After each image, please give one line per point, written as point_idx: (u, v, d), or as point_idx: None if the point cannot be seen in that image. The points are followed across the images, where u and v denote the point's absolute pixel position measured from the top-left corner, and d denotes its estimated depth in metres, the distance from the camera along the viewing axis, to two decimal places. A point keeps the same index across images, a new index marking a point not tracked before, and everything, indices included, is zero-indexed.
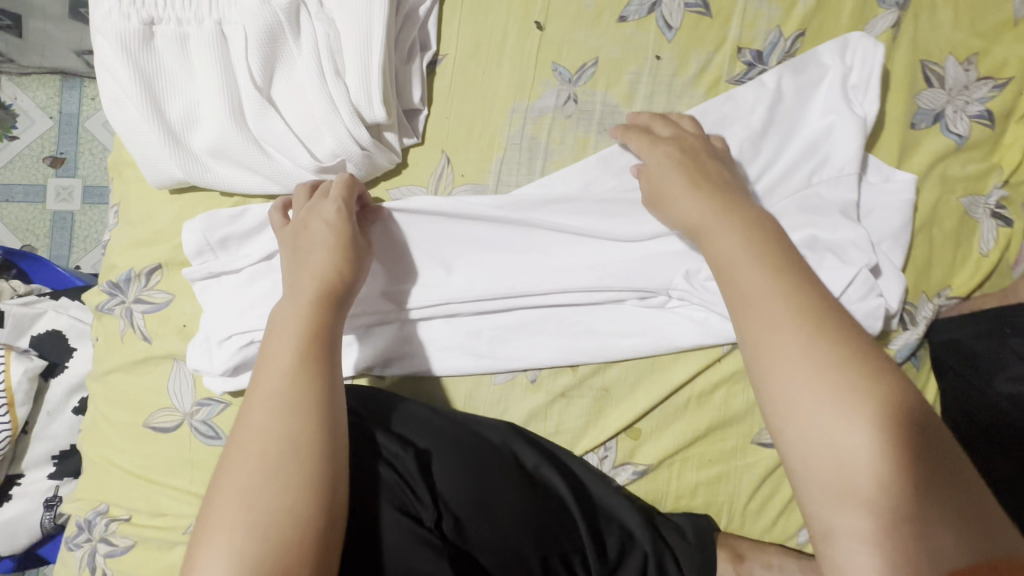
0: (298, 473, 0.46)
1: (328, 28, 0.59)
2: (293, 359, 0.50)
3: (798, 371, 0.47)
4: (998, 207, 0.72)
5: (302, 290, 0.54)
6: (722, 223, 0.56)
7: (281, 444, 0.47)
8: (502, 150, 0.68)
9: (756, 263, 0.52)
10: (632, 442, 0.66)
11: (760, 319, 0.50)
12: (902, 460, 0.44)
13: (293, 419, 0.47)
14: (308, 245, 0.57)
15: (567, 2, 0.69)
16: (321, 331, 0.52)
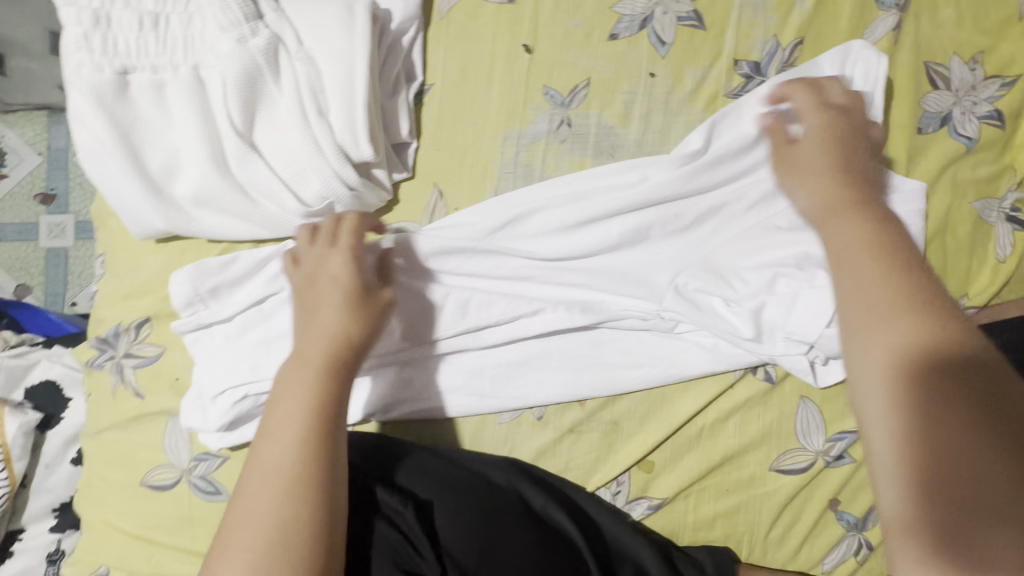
0: (297, 554, 0.46)
1: (308, 66, 0.57)
2: (298, 432, 0.50)
3: (873, 367, 0.46)
4: (1012, 211, 0.69)
5: (320, 351, 0.53)
6: (838, 220, 0.54)
7: (279, 522, 0.46)
8: (495, 180, 0.65)
9: (874, 257, 0.50)
10: (645, 475, 0.64)
11: (862, 316, 0.49)
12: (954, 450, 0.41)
13: (300, 498, 0.47)
14: (318, 302, 0.55)
15: (555, 23, 0.67)
16: (327, 404, 0.51)
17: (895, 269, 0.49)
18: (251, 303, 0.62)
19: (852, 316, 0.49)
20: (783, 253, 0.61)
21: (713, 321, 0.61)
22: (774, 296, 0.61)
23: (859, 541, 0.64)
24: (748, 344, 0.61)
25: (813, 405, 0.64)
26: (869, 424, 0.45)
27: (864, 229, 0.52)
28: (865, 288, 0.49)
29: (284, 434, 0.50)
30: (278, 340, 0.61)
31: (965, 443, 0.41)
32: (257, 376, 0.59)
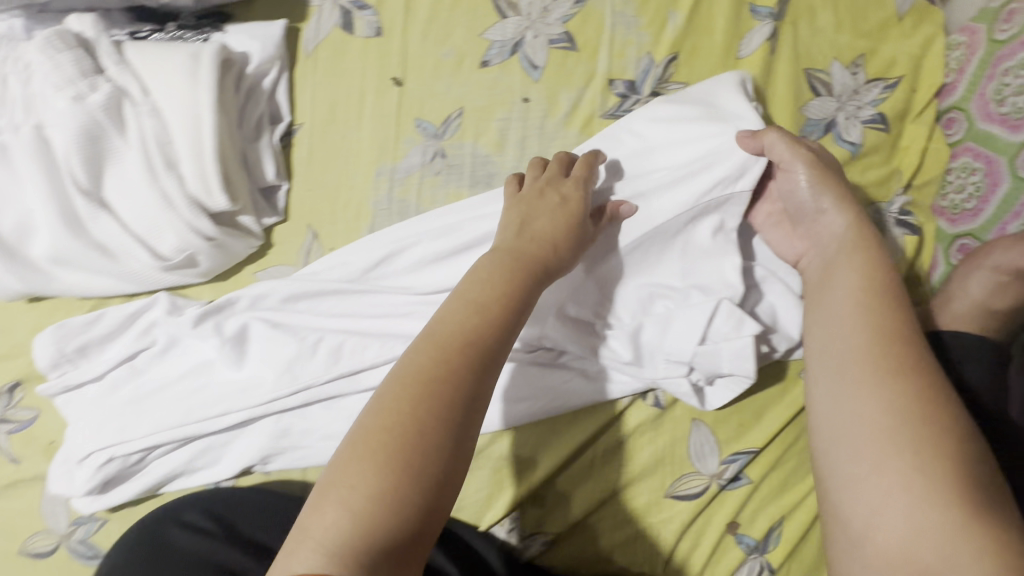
0: (428, 439, 0.40)
1: (154, 119, 0.56)
2: (469, 316, 0.46)
3: (865, 423, 0.45)
4: (902, 214, 0.67)
5: (517, 254, 0.51)
6: (840, 266, 0.54)
7: (413, 401, 0.41)
8: (370, 218, 0.64)
9: (855, 306, 0.51)
10: (539, 510, 0.63)
11: (850, 376, 0.48)
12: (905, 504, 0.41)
13: (455, 379, 0.42)
14: (536, 209, 0.55)
15: (424, 53, 0.66)
16: (510, 290, 0.48)
17: (872, 317, 0.49)
18: (122, 360, 0.61)
19: (845, 369, 0.48)
20: (663, 273, 0.60)
21: (593, 348, 0.61)
22: (651, 318, 0.60)
23: (761, 565, 0.62)
24: (629, 368, 0.60)
25: (705, 428, 0.63)
26: (844, 487, 0.45)
27: (858, 272, 0.52)
28: (881, 331, 0.48)
29: (477, 314, 0.46)
30: (147, 397, 0.60)
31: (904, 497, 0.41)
32: (120, 439, 0.57)
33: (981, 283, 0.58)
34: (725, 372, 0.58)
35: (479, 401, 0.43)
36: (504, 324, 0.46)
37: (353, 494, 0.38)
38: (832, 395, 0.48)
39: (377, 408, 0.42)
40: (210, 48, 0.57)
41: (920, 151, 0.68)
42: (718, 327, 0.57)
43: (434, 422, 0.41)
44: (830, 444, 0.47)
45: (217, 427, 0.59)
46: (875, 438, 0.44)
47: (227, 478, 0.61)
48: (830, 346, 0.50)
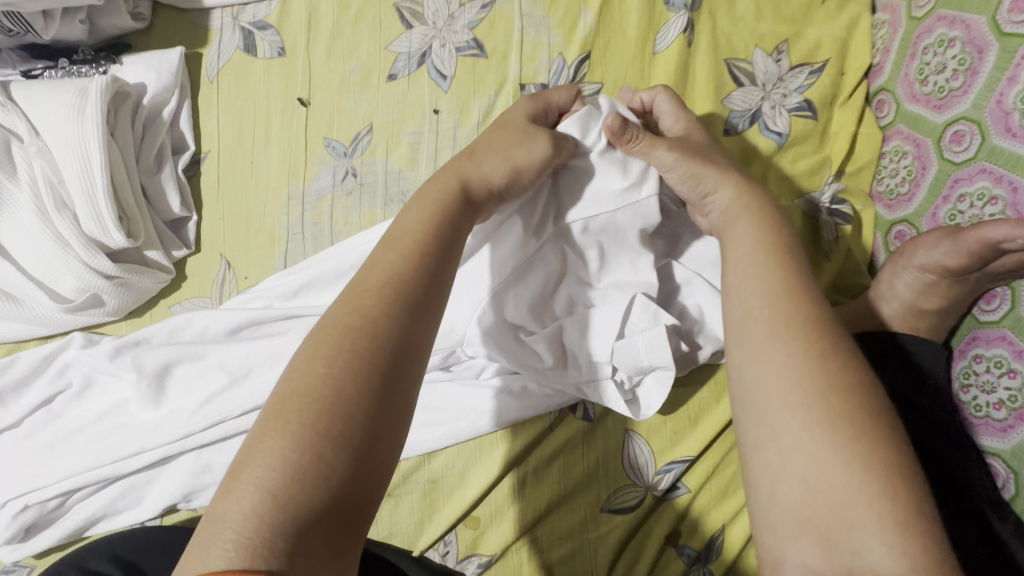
0: (347, 402, 0.38)
1: (43, 159, 0.55)
2: (390, 260, 0.45)
3: (782, 380, 0.40)
4: (834, 203, 0.65)
5: (446, 191, 0.49)
6: (738, 223, 0.51)
7: (331, 362, 0.40)
8: (284, 243, 0.63)
9: (768, 280, 0.45)
10: (472, 531, 0.61)
11: (772, 353, 0.42)
12: (826, 460, 0.37)
13: (375, 321, 0.42)
14: (496, 135, 0.53)
15: (329, 70, 0.64)
16: (433, 235, 0.47)
17: (779, 282, 0.45)
18: (39, 404, 0.60)
19: (766, 349, 0.42)
20: (581, 270, 0.58)
21: (517, 358, 0.57)
22: (571, 317, 0.59)
23: None
24: (550, 374, 0.57)
25: (639, 437, 0.61)
26: (760, 447, 0.40)
27: (755, 226, 0.50)
28: (799, 307, 0.43)
29: (401, 265, 0.45)
30: (62, 441, 0.58)
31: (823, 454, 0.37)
32: (37, 485, 0.57)
33: (907, 283, 0.54)
34: (646, 365, 0.55)
35: (404, 350, 0.42)
36: (431, 266, 0.46)
37: (276, 448, 0.37)
38: (752, 376, 0.42)
39: (299, 358, 0.41)
40: (97, 82, 0.56)
41: (850, 137, 0.65)
42: (635, 321, 0.56)
43: (345, 358, 0.40)
44: (754, 430, 0.40)
45: (134, 467, 0.57)
46: (788, 395, 0.40)
47: (150, 518, 0.59)
48: (744, 325, 0.44)
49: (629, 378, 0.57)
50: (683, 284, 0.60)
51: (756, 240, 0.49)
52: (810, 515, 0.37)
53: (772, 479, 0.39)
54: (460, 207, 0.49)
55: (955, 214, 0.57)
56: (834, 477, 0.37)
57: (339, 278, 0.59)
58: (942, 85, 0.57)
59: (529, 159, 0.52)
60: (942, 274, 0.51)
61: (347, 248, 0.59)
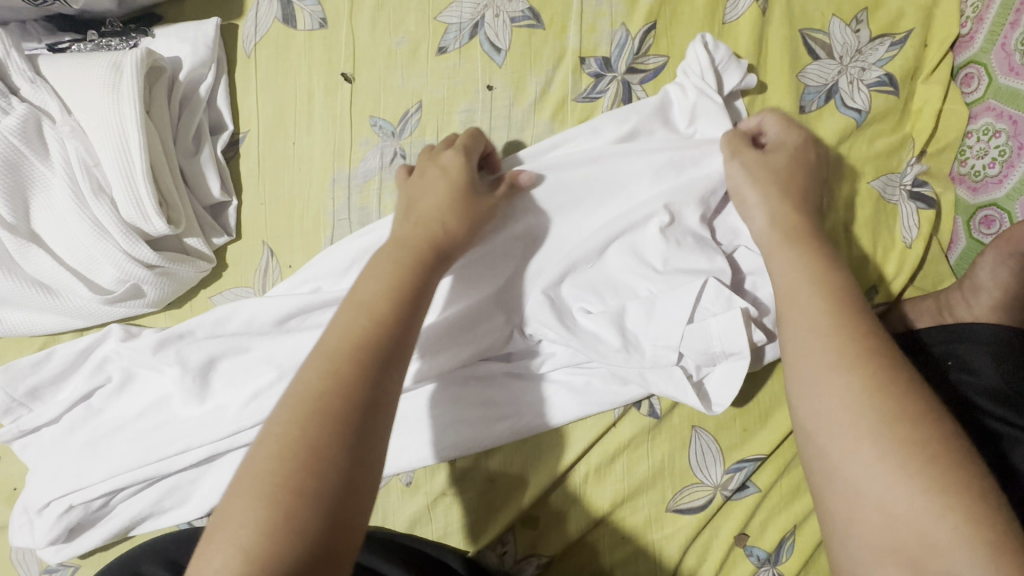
0: (322, 460, 0.35)
1: (77, 139, 0.51)
2: (360, 318, 0.42)
3: (846, 406, 0.38)
4: (916, 186, 0.61)
5: (412, 248, 0.47)
6: (780, 253, 0.48)
7: (299, 421, 0.37)
8: (328, 229, 0.59)
9: (822, 307, 0.43)
10: (531, 532, 0.58)
11: (835, 386, 0.39)
12: (911, 485, 0.34)
13: (354, 380, 0.38)
14: (423, 190, 0.51)
15: (374, 44, 0.60)
16: (405, 290, 0.44)
17: (825, 309, 0.42)
18: (78, 399, 0.57)
19: (830, 384, 0.39)
20: (647, 252, 0.54)
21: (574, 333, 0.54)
22: (635, 300, 0.54)
23: None
24: (616, 357, 0.53)
25: (707, 434, 0.57)
26: (829, 476, 0.38)
27: (794, 256, 0.47)
28: (858, 334, 0.41)
29: (354, 320, 0.42)
30: (105, 438, 0.56)
31: (897, 480, 0.35)
32: (79, 485, 0.54)
33: (1011, 271, 0.53)
34: (717, 350, 0.52)
35: (377, 403, 0.39)
36: (394, 315, 0.42)
37: (248, 511, 0.34)
38: (814, 413, 0.39)
39: (273, 416, 0.38)
40: (131, 55, 0.52)
41: (933, 114, 0.60)
42: (707, 304, 0.53)
43: (310, 414, 0.37)
44: (831, 468, 0.37)
45: (181, 465, 0.55)
46: (854, 421, 0.37)
47: (197, 518, 0.57)
48: (806, 353, 0.41)
49: (696, 367, 0.54)
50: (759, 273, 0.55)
51: (801, 270, 0.46)
52: (894, 545, 0.34)
53: (858, 518, 0.35)
54: (432, 258, 0.47)
55: None
56: (928, 511, 0.33)
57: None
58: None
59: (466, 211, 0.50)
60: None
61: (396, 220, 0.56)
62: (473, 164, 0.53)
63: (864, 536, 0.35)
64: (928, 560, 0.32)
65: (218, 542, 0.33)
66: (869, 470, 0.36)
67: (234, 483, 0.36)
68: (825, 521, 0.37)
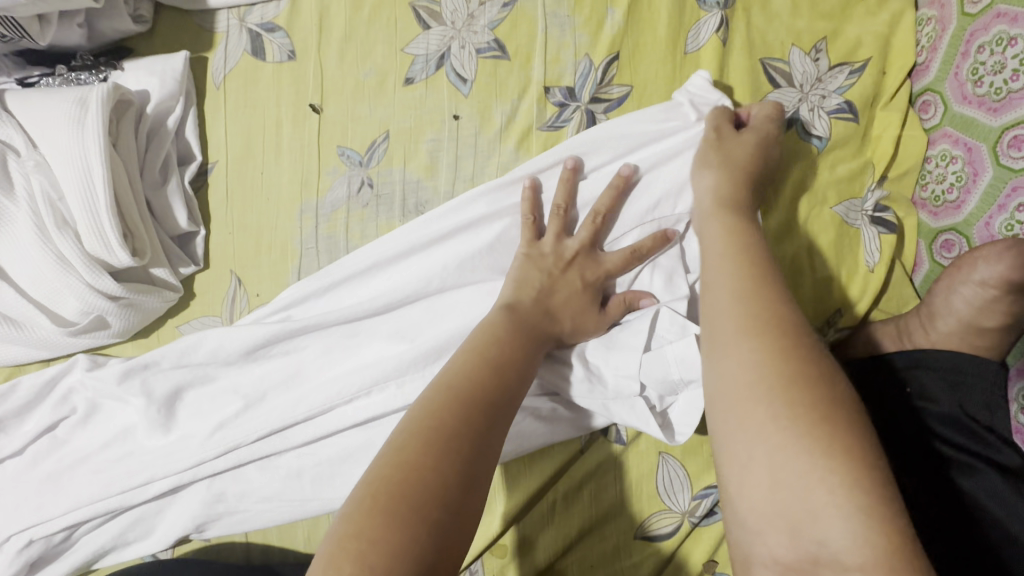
0: (440, 488, 0.37)
1: (41, 174, 0.51)
2: (483, 368, 0.45)
3: (744, 368, 0.40)
4: (877, 211, 0.61)
5: (529, 321, 0.51)
6: (719, 223, 0.51)
7: (421, 446, 0.39)
8: (296, 258, 0.59)
9: (736, 286, 0.45)
10: (499, 560, 0.58)
11: (738, 356, 0.40)
12: (795, 446, 0.35)
13: (473, 424, 0.41)
14: (555, 280, 0.54)
15: (342, 75, 0.61)
16: (521, 363, 0.48)
17: (744, 282, 0.45)
18: (42, 431, 0.57)
19: (736, 348, 0.41)
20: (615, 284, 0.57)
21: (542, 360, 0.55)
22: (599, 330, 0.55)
23: None
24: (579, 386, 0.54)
25: (674, 460, 0.57)
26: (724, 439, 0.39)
27: (727, 233, 0.50)
28: (766, 304, 0.43)
29: (483, 370, 0.45)
30: (68, 471, 0.55)
31: (781, 441, 0.36)
32: (39, 519, 0.54)
33: (965, 299, 0.52)
34: (676, 378, 0.51)
35: (493, 446, 0.41)
36: (517, 376, 0.47)
37: (369, 524, 0.35)
38: (721, 380, 0.41)
39: (394, 433, 0.41)
40: (97, 90, 0.52)
41: (893, 140, 0.61)
42: (663, 331, 0.53)
43: (438, 442, 0.39)
44: (728, 435, 0.39)
45: (144, 497, 0.54)
46: (752, 383, 0.39)
47: (161, 549, 0.57)
48: (721, 321, 0.44)
49: (659, 398, 0.53)
50: None
51: (727, 248, 0.49)
52: (776, 509, 0.35)
53: (747, 482, 0.37)
54: (541, 337, 0.51)
55: (1013, 224, 0.54)
56: (809, 475, 0.34)
57: (361, 281, 0.58)
58: (1000, 85, 0.54)
59: (586, 324, 0.54)
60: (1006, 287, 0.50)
61: (366, 252, 0.58)
62: (621, 262, 0.55)
63: (750, 499, 0.36)
64: (804, 523, 0.34)
65: (336, 546, 0.35)
66: (762, 437, 0.37)
67: (355, 492, 0.37)
68: (723, 489, 0.39)
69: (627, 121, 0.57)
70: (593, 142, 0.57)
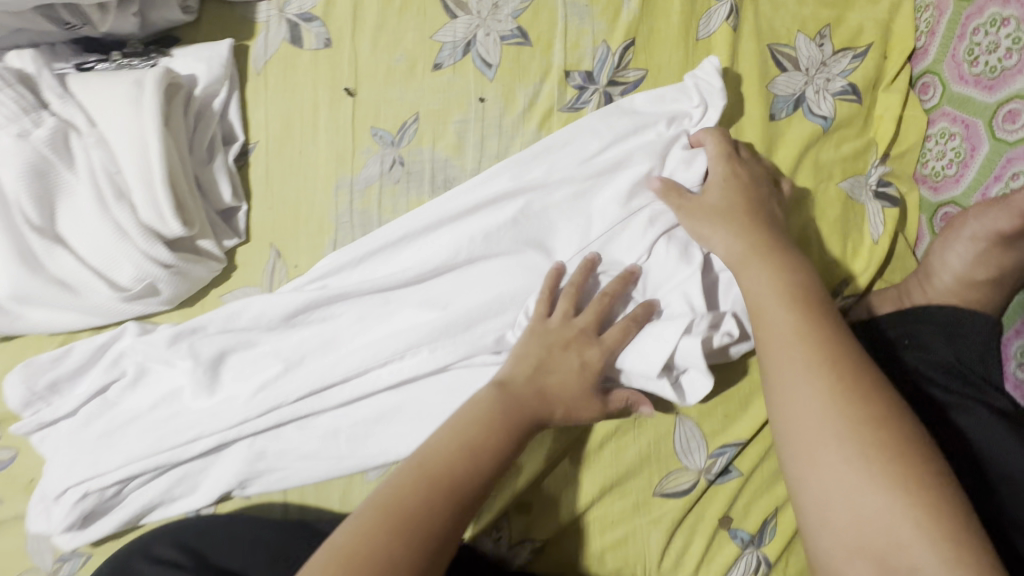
0: (395, 574, 0.41)
1: (101, 149, 0.55)
2: (458, 451, 0.49)
3: (813, 411, 0.45)
4: (881, 185, 0.65)
5: (518, 398, 0.53)
6: (755, 268, 0.54)
7: (377, 529, 0.43)
8: (332, 232, 0.63)
9: (793, 325, 0.49)
10: (525, 517, 0.61)
11: (805, 396, 0.46)
12: (872, 483, 0.41)
13: (434, 516, 0.45)
14: (556, 363, 0.55)
15: (375, 61, 0.65)
16: (500, 442, 0.51)
17: (797, 325, 0.49)
18: (94, 393, 0.60)
19: (801, 392, 0.46)
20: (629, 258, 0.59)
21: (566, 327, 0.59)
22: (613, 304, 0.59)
23: (758, 558, 0.60)
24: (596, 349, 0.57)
25: (690, 421, 0.60)
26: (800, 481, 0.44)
27: (770, 274, 0.53)
28: (823, 346, 0.48)
29: (458, 457, 0.49)
30: (119, 429, 0.59)
31: (858, 481, 0.41)
32: (94, 473, 0.57)
33: (959, 255, 0.57)
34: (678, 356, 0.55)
35: (450, 542, 0.45)
36: (490, 464, 0.50)
37: None
38: (791, 425, 0.46)
39: (361, 510, 0.45)
40: (153, 74, 0.57)
41: (894, 119, 0.65)
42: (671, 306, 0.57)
43: (394, 532, 0.43)
44: (804, 473, 0.44)
45: (192, 453, 0.58)
46: (823, 426, 0.44)
47: (205, 505, 0.60)
48: (783, 364, 0.48)
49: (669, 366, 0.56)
50: (735, 270, 0.59)
51: (774, 286, 0.52)
52: (860, 542, 0.40)
53: (828, 520, 0.42)
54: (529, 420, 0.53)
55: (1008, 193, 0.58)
56: (889, 511, 0.40)
57: (393, 253, 0.61)
58: (994, 64, 0.58)
59: (573, 407, 0.55)
60: (998, 239, 0.54)
61: (396, 224, 0.61)
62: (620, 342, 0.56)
63: (835, 532, 0.42)
64: (891, 553, 0.39)
65: None
66: (840, 476, 0.42)
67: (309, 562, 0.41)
68: (801, 520, 0.44)
69: (642, 101, 0.61)
70: (612, 120, 0.61)
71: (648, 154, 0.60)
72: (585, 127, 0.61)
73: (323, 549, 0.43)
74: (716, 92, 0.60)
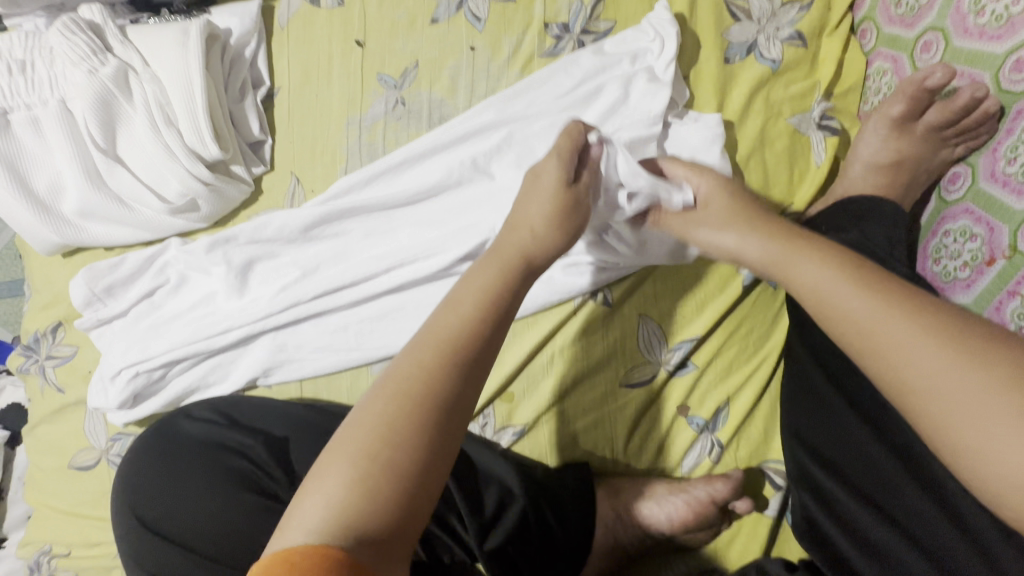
0: (403, 435, 0.42)
1: (154, 85, 0.67)
2: (453, 316, 0.48)
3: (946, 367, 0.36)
4: (824, 119, 0.73)
5: (511, 258, 0.53)
6: (792, 259, 0.50)
7: (391, 404, 0.43)
8: (344, 161, 0.73)
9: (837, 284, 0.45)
10: (508, 405, 0.71)
11: (927, 356, 0.37)
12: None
13: (446, 381, 0.45)
14: (533, 181, 0.58)
15: (381, 16, 0.75)
16: (497, 299, 0.50)
17: (872, 293, 0.43)
18: (141, 297, 0.71)
19: (922, 350, 0.38)
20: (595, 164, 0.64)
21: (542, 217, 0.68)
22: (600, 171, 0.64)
23: (711, 442, 0.68)
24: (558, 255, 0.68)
25: (652, 322, 0.69)
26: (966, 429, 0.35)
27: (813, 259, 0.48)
28: (912, 305, 0.40)
29: (459, 321, 0.48)
30: (164, 324, 0.70)
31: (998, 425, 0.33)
32: (143, 358, 0.68)
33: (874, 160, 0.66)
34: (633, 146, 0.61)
35: (463, 398, 0.45)
36: (490, 323, 0.49)
37: (338, 473, 0.40)
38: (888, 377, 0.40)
39: (370, 397, 0.45)
40: (196, 24, 0.68)
41: (836, 61, 0.73)
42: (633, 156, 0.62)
43: (401, 398, 0.43)
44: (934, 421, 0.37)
45: (223, 344, 0.68)
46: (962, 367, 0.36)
47: (234, 391, 0.70)
48: (881, 333, 0.40)
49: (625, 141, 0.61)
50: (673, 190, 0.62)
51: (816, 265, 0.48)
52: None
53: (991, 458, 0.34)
54: (522, 272, 0.53)
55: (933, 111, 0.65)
56: None
57: (394, 177, 0.71)
58: (1000, 13, 0.55)
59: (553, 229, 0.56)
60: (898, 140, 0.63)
61: (397, 153, 0.71)
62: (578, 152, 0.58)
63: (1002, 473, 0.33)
64: None
65: (310, 499, 0.39)
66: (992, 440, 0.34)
67: (330, 447, 0.42)
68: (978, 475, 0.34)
69: (609, 46, 0.71)
70: (583, 62, 0.70)
71: (616, 87, 0.69)
72: (560, 69, 0.71)
73: (342, 432, 0.43)
74: (666, 23, 0.69)
